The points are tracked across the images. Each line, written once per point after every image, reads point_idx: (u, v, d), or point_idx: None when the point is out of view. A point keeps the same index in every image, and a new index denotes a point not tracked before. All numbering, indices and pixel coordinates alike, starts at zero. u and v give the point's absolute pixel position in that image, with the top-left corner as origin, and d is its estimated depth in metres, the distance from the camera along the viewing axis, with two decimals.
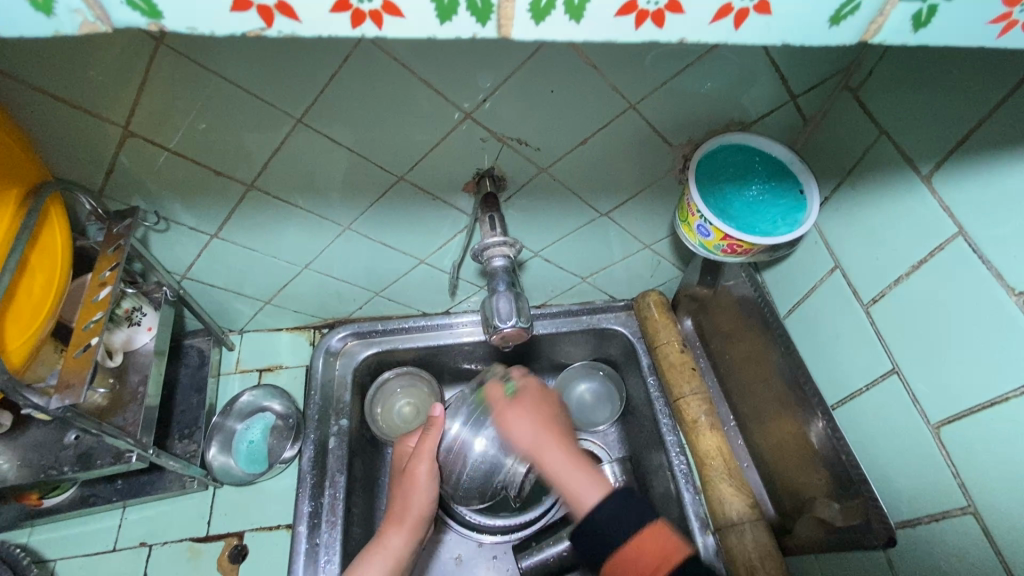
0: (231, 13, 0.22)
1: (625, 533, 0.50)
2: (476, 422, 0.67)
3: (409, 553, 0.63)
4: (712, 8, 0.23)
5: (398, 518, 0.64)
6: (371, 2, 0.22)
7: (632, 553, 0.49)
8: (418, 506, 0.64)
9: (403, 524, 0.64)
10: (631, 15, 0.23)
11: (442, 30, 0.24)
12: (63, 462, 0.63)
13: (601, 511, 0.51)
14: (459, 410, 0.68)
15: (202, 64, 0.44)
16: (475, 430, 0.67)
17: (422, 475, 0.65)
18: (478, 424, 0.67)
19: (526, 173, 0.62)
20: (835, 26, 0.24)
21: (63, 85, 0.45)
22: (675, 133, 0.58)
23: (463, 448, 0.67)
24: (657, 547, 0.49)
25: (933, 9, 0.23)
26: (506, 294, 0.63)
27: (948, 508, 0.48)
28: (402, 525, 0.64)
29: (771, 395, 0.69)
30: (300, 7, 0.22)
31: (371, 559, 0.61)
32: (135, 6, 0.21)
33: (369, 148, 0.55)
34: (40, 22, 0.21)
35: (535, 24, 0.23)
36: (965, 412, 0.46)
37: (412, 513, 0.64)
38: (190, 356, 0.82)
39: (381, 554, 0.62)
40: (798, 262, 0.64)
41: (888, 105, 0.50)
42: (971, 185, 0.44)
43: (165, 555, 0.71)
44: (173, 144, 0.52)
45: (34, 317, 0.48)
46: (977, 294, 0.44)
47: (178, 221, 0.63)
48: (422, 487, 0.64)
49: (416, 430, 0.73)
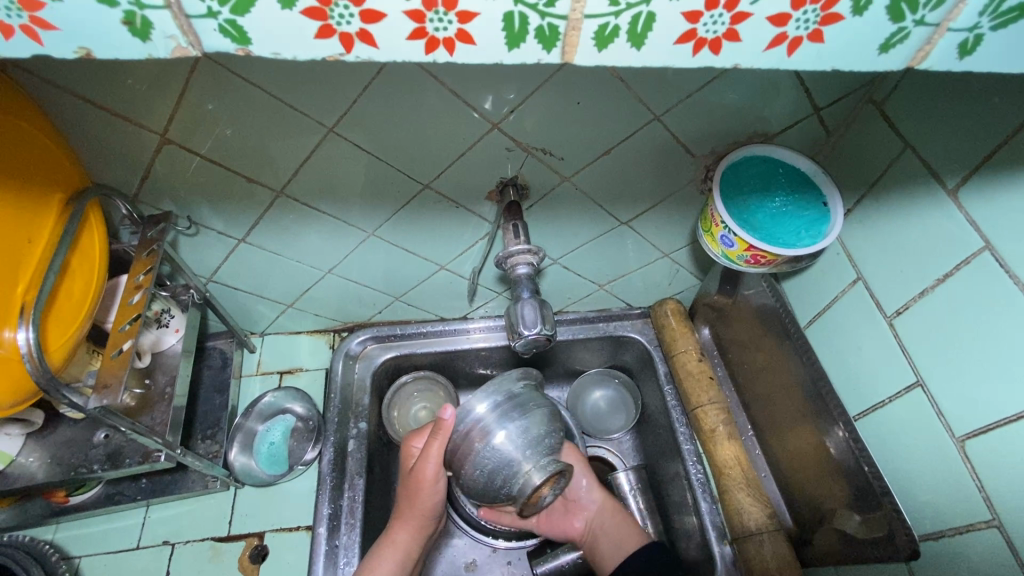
0: (313, 40, 0.23)
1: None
2: (506, 414, 0.58)
3: (416, 547, 0.67)
4: (767, 36, 0.24)
5: (404, 514, 0.67)
6: (445, 31, 0.23)
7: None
8: (423, 503, 0.66)
9: (409, 521, 0.67)
10: (689, 43, 0.24)
11: (509, 55, 0.25)
12: (93, 460, 0.64)
13: (639, 557, 0.68)
14: (490, 393, 0.59)
15: (239, 74, 0.46)
16: (500, 422, 0.58)
17: (431, 476, 0.65)
18: (504, 418, 0.58)
19: (550, 182, 0.63)
20: (884, 54, 0.25)
21: (105, 95, 0.46)
22: (698, 144, 0.59)
23: (481, 438, 0.58)
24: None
25: (979, 38, 0.24)
26: (530, 301, 0.65)
27: (972, 522, 0.48)
28: (408, 520, 0.67)
29: (792, 405, 0.69)
30: (379, 34, 0.23)
31: (385, 554, 0.65)
32: (226, 33, 0.22)
33: (397, 156, 0.57)
34: (135, 46, 0.22)
35: (597, 51, 0.24)
36: (990, 426, 0.46)
37: (417, 510, 0.67)
38: (213, 357, 0.83)
39: (389, 546, 0.65)
40: (820, 274, 0.65)
41: (912, 121, 0.50)
42: (999, 201, 0.44)
43: (187, 554, 0.72)
44: (207, 151, 0.53)
45: (74, 319, 0.50)
46: (1004, 308, 0.44)
47: (208, 226, 0.64)
48: (429, 488, 0.65)
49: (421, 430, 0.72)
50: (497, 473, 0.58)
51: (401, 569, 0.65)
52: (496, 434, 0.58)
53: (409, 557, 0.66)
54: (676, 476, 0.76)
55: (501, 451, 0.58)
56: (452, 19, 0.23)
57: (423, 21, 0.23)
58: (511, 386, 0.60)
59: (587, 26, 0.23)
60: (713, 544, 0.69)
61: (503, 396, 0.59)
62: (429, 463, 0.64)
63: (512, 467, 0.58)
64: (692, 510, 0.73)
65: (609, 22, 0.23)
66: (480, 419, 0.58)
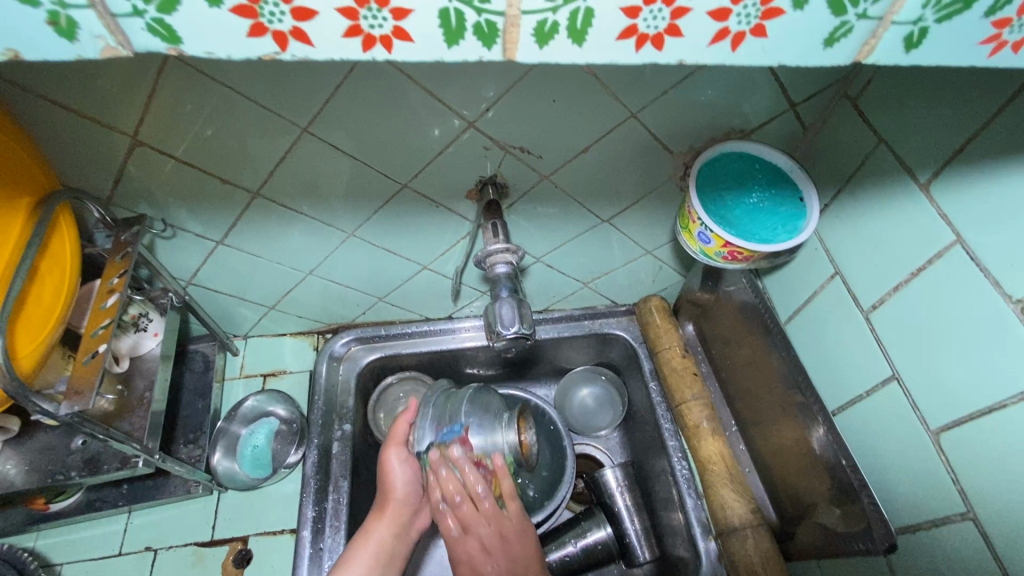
0: (248, 40, 0.23)
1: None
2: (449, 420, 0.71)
3: (392, 540, 0.66)
4: (710, 31, 0.24)
5: (379, 505, 0.67)
6: (381, 28, 0.23)
7: None
8: (396, 496, 0.67)
9: (382, 511, 0.66)
10: (632, 39, 0.24)
11: (450, 53, 0.24)
12: (70, 467, 0.64)
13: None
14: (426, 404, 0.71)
15: (208, 75, 0.45)
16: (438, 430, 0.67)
17: (398, 488, 0.67)
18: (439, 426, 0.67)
19: (528, 181, 0.62)
20: (830, 48, 0.25)
21: (73, 97, 0.45)
22: (675, 141, 0.59)
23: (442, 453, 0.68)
24: None
25: (924, 31, 0.24)
26: (509, 300, 0.64)
27: (948, 514, 0.48)
28: (382, 512, 0.66)
29: (774, 401, 0.69)
30: (314, 33, 0.23)
31: (361, 545, 0.64)
32: (154, 32, 0.22)
33: (371, 155, 0.56)
34: (63, 47, 0.22)
35: (539, 48, 0.24)
36: (962, 420, 0.46)
37: (390, 501, 0.67)
38: (194, 361, 0.82)
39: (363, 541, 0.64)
40: (799, 270, 0.65)
41: (885, 116, 0.51)
42: (969, 195, 0.44)
43: (170, 560, 0.71)
44: (180, 153, 0.53)
45: (43, 325, 0.49)
46: (974, 301, 0.44)
47: (184, 229, 0.63)
48: (398, 478, 0.67)
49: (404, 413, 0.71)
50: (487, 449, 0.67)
51: (376, 563, 0.63)
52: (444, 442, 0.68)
53: (386, 551, 0.65)
54: (662, 473, 0.77)
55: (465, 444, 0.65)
56: (386, 15, 0.23)
57: (357, 18, 0.22)
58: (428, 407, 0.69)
59: (526, 23, 0.23)
60: (698, 540, 0.69)
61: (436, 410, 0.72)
62: (393, 477, 0.67)
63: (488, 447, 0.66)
64: (677, 507, 0.72)
65: (547, 18, 0.23)
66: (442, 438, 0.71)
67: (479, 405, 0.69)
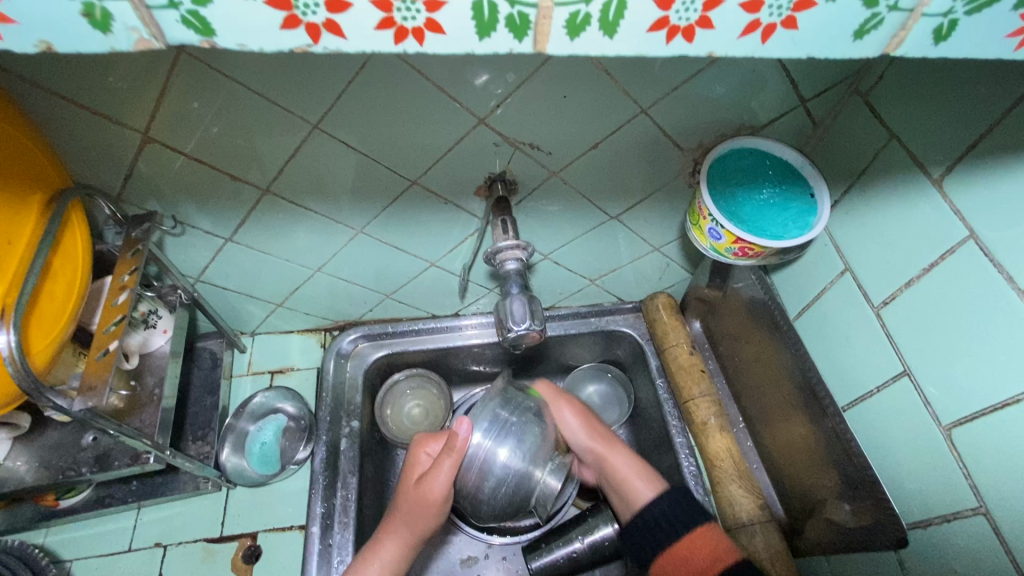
0: (281, 32, 0.23)
1: (680, 530, 0.56)
2: (501, 435, 0.59)
3: (403, 562, 0.63)
4: (740, 24, 0.24)
5: (399, 528, 0.62)
6: (414, 20, 0.23)
7: (686, 550, 0.55)
8: (425, 525, 0.62)
9: (401, 534, 0.62)
10: (662, 31, 0.24)
11: (481, 46, 0.24)
12: (81, 463, 0.64)
13: (658, 505, 0.59)
14: (482, 417, 0.60)
15: (221, 71, 0.45)
16: (498, 441, 0.59)
17: (434, 518, 0.62)
18: (501, 436, 0.59)
19: (539, 177, 0.62)
20: (860, 40, 0.25)
21: (86, 94, 0.45)
22: (686, 137, 0.59)
23: (485, 464, 0.59)
24: (709, 549, 0.54)
25: (954, 24, 0.24)
26: (519, 297, 0.64)
27: (960, 509, 0.48)
28: (398, 535, 0.62)
29: (782, 397, 0.70)
30: (345, 25, 0.23)
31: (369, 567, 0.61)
32: (189, 25, 0.22)
33: (382, 152, 0.56)
34: (97, 39, 0.22)
35: (569, 40, 0.24)
36: (973, 415, 0.46)
37: (417, 529, 0.62)
38: (202, 358, 0.83)
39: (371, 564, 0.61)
40: (809, 266, 0.65)
41: (896, 112, 0.51)
42: (981, 190, 0.44)
43: (180, 556, 0.71)
44: (190, 149, 0.53)
45: (56, 321, 0.50)
46: (987, 296, 0.44)
47: (194, 226, 0.63)
48: (433, 510, 0.61)
49: (431, 434, 0.65)
50: (516, 487, 0.60)
51: None
52: (498, 454, 0.59)
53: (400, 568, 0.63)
54: (670, 469, 0.76)
55: (511, 467, 0.59)
56: (420, 8, 0.23)
57: (390, 11, 0.23)
58: (496, 406, 0.61)
59: (558, 15, 0.23)
60: None
61: (491, 418, 0.60)
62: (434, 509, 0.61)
63: (526, 478, 0.60)
64: None
65: (580, 10, 0.23)
66: (478, 450, 0.59)
67: (535, 431, 0.61)
